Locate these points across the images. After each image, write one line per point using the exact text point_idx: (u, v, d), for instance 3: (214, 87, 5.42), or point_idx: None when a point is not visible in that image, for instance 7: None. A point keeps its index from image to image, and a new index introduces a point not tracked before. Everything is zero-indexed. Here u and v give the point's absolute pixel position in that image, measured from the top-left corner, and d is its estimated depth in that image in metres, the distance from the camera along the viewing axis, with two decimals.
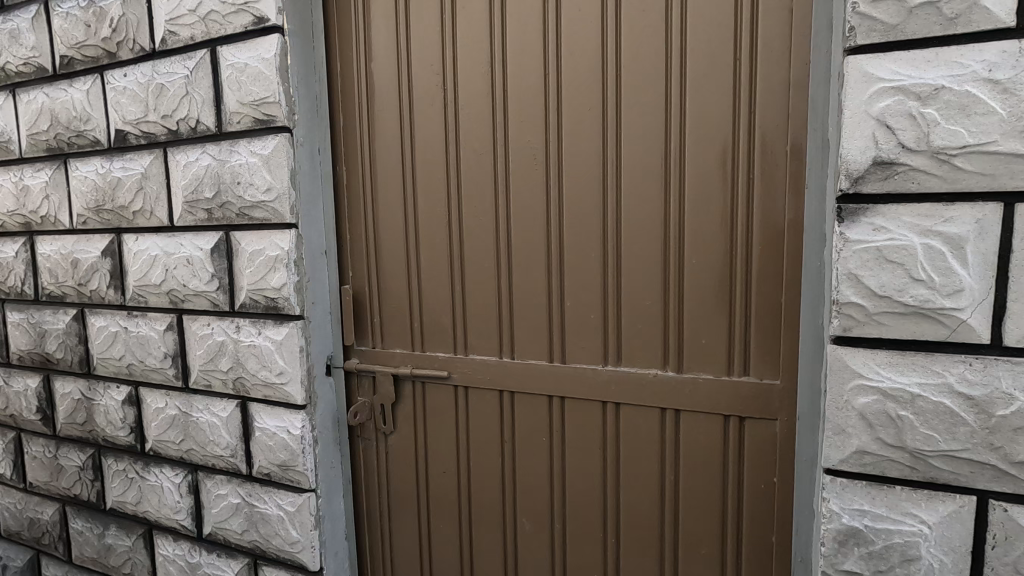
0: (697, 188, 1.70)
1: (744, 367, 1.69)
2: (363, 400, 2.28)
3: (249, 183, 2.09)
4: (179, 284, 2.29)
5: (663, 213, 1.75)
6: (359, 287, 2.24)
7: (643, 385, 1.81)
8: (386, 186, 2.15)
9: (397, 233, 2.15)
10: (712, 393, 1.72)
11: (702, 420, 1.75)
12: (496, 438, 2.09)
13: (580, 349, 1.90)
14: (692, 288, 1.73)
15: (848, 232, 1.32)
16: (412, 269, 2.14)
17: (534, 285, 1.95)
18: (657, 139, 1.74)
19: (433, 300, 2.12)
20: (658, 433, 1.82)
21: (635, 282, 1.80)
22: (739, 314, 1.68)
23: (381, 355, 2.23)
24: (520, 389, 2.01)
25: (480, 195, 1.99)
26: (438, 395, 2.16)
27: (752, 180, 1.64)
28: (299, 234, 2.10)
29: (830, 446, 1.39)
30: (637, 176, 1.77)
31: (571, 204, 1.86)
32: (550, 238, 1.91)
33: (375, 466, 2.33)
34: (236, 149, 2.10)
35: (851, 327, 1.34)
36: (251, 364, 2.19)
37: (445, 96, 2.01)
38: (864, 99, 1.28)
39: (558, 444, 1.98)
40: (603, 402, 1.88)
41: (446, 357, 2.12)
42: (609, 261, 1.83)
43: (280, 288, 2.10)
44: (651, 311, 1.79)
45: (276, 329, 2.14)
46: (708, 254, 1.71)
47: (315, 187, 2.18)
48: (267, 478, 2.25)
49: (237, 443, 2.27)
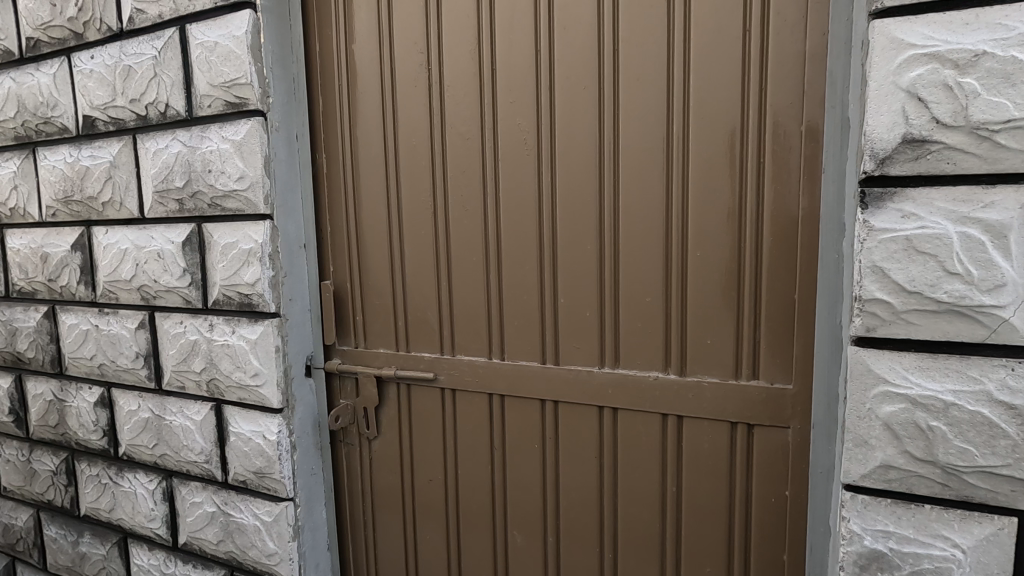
0: (702, 175, 1.56)
1: (753, 370, 1.54)
2: (345, 403, 2.14)
3: (220, 171, 1.95)
4: (150, 279, 2.15)
5: (664, 203, 1.60)
6: (341, 283, 2.10)
7: (642, 389, 1.67)
8: (368, 174, 2.00)
9: (380, 226, 2.01)
10: (718, 398, 1.58)
11: (707, 427, 1.61)
12: (486, 445, 1.95)
13: (574, 350, 1.76)
14: (696, 285, 1.59)
15: (873, 219, 1.17)
16: (396, 264, 2.00)
17: (525, 281, 1.81)
18: (658, 122, 1.59)
19: (418, 297, 1.98)
20: (658, 441, 1.67)
21: (634, 278, 1.66)
22: (748, 313, 1.54)
23: (364, 355, 2.09)
24: (510, 393, 1.87)
25: (467, 184, 1.85)
26: (424, 398, 2.03)
27: (763, 166, 1.50)
28: (275, 226, 1.96)
29: (849, 459, 1.25)
30: (636, 162, 1.62)
31: (564, 194, 1.72)
32: (543, 230, 1.76)
33: (359, 473, 2.19)
34: (207, 135, 1.96)
35: (875, 327, 1.19)
36: (225, 364, 2.05)
37: (430, 77, 1.87)
38: (892, 69, 1.13)
39: (552, 452, 1.84)
40: (600, 407, 1.74)
41: (431, 358, 1.98)
42: (606, 254, 1.69)
43: (253, 283, 1.96)
44: (650, 309, 1.65)
45: (250, 328, 2.00)
46: (713, 248, 1.56)
47: (293, 176, 2.04)
48: (243, 486, 2.12)
49: (212, 449, 2.14)
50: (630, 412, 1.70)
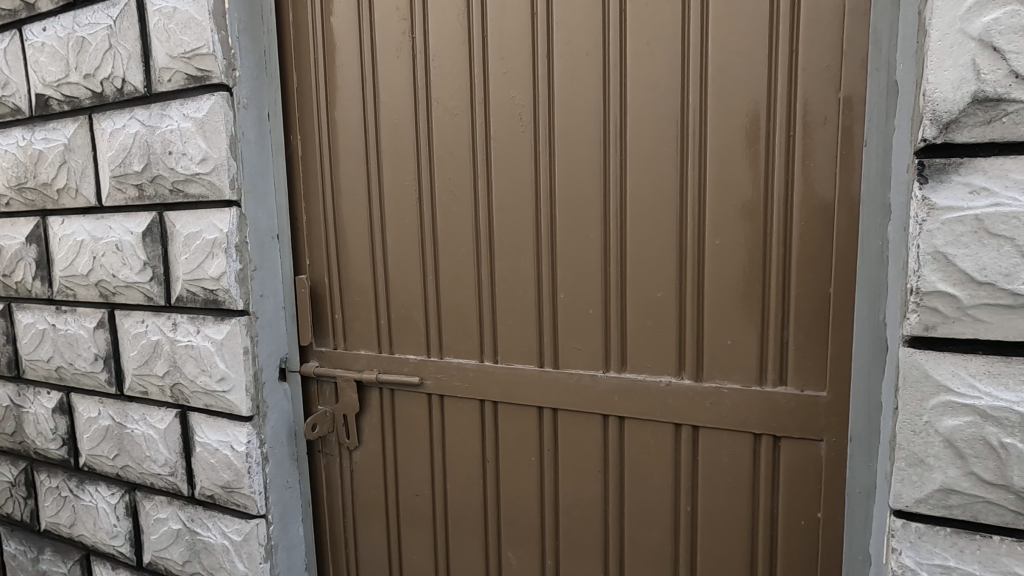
0: (722, 153, 1.36)
1: (780, 375, 1.35)
2: (323, 410, 1.94)
3: (182, 153, 1.76)
4: (108, 274, 1.96)
5: (678, 185, 1.41)
6: (318, 277, 1.91)
7: (652, 396, 1.47)
8: (347, 157, 1.81)
9: (360, 214, 1.81)
10: (739, 407, 1.39)
11: (727, 440, 1.42)
12: (477, 457, 1.76)
13: (576, 351, 1.57)
14: (714, 279, 1.40)
15: (934, 196, 0.98)
16: (378, 256, 1.81)
17: (521, 274, 1.61)
18: (671, 92, 1.40)
19: (402, 293, 1.79)
20: (672, 454, 1.48)
21: (643, 270, 1.47)
22: (774, 310, 1.35)
23: (343, 357, 1.90)
24: (504, 400, 1.67)
25: (456, 166, 1.65)
26: (409, 405, 1.83)
27: (792, 141, 1.30)
28: (242, 214, 1.77)
29: (901, 481, 1.06)
30: (645, 139, 1.43)
31: (564, 176, 1.52)
32: (540, 217, 1.57)
33: (339, 487, 2.00)
34: (167, 113, 1.77)
35: (935, 325, 1.00)
36: (190, 368, 1.85)
37: (414, 45, 1.67)
38: (960, 13, 0.93)
39: (550, 466, 1.65)
40: (605, 415, 1.55)
41: (417, 360, 1.78)
42: (611, 243, 1.50)
43: (218, 278, 1.77)
44: (661, 305, 1.46)
45: (216, 327, 1.81)
46: (734, 236, 1.37)
47: (264, 159, 1.84)
48: (211, 502, 1.93)
49: (176, 460, 1.95)
50: (639, 421, 1.51)
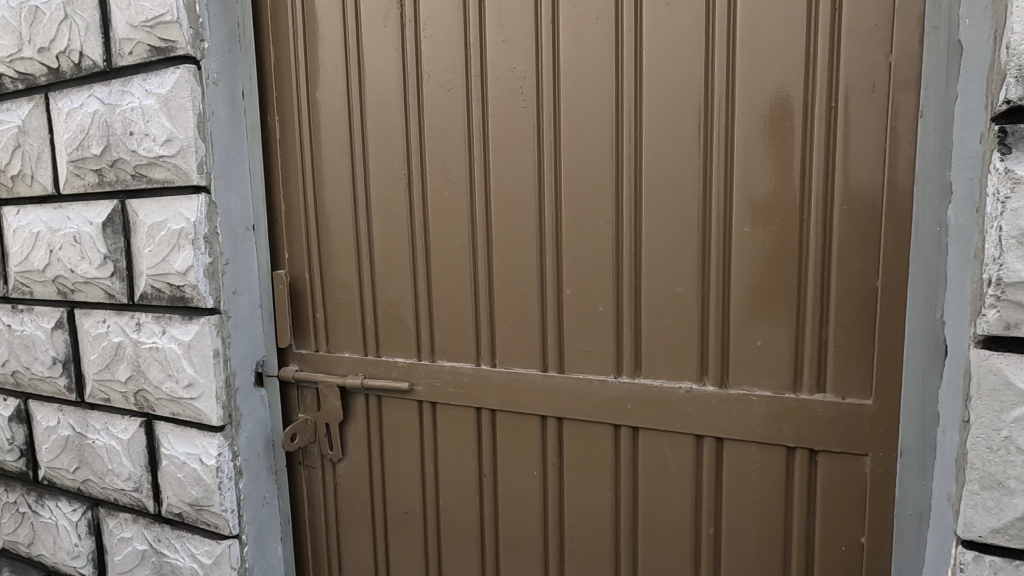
0: (751, 129, 1.20)
1: (818, 381, 1.19)
2: (304, 418, 1.77)
3: (144, 133, 1.58)
4: (66, 268, 1.77)
5: (701, 166, 1.25)
6: (297, 272, 1.73)
7: (671, 404, 1.31)
8: (329, 139, 1.64)
9: (344, 202, 1.64)
10: (771, 417, 1.22)
11: (757, 454, 1.25)
12: (473, 471, 1.59)
13: (584, 354, 1.40)
14: (742, 272, 1.24)
15: (1020, 170, 0.83)
16: (363, 249, 1.64)
17: (522, 267, 1.44)
18: (694, 61, 1.23)
19: (389, 289, 1.62)
20: (693, 469, 1.32)
21: (660, 263, 1.30)
22: (810, 306, 1.19)
23: (326, 360, 1.72)
24: (503, 408, 1.50)
25: (449, 147, 1.48)
26: (398, 413, 1.66)
27: (833, 113, 1.14)
28: (212, 202, 1.60)
29: (974, 507, 0.90)
30: (663, 113, 1.27)
31: (571, 156, 1.36)
32: (543, 203, 1.40)
33: (322, 503, 1.82)
34: (128, 89, 1.59)
35: (1020, 323, 0.85)
36: (154, 373, 1.67)
37: (403, 13, 1.50)
38: None
39: (554, 480, 1.49)
40: (616, 425, 1.38)
41: (406, 364, 1.61)
42: (624, 231, 1.33)
43: (184, 272, 1.59)
44: (680, 301, 1.29)
45: (182, 327, 1.63)
46: (765, 223, 1.21)
47: (237, 141, 1.67)
48: (179, 520, 1.75)
49: (141, 474, 1.76)
50: (655, 432, 1.34)
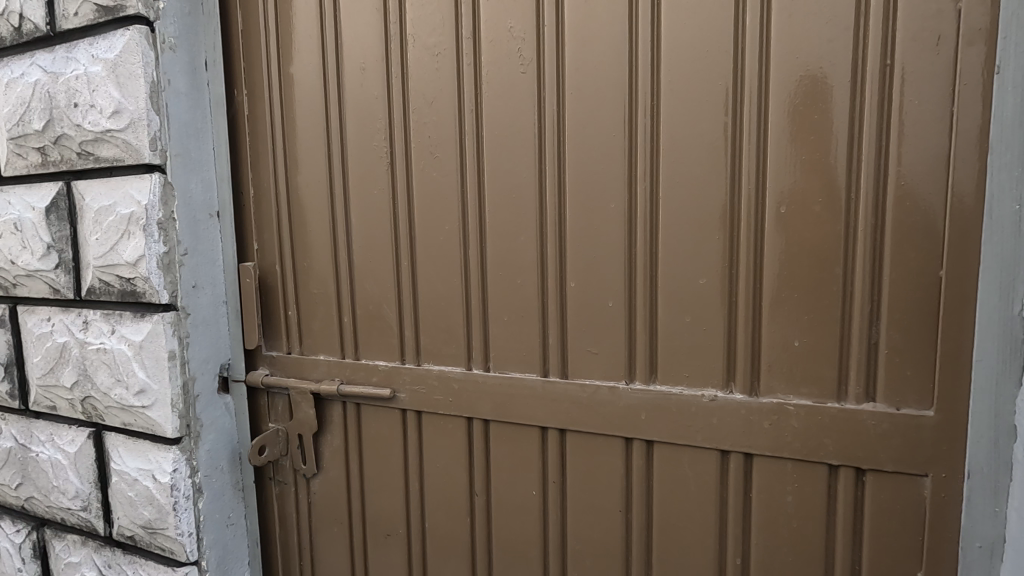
0: (788, 93, 1.03)
1: (866, 389, 1.02)
2: (275, 428, 1.58)
3: (90, 104, 1.39)
4: (6, 260, 1.57)
5: (728, 137, 1.08)
6: (268, 265, 1.55)
7: (693, 414, 1.13)
8: (303, 113, 1.46)
9: (318, 186, 1.46)
10: (811, 431, 1.05)
11: (793, 474, 1.08)
12: (463, 489, 1.40)
13: (591, 356, 1.22)
14: (776, 261, 1.06)
15: None
16: (340, 237, 1.45)
17: (520, 257, 1.26)
18: (722, 15, 1.06)
19: (369, 283, 1.43)
20: (716, 489, 1.14)
21: (679, 251, 1.13)
22: (859, 301, 1.01)
23: (300, 363, 1.54)
24: (498, 418, 1.32)
25: (437, 121, 1.30)
26: (379, 424, 1.48)
27: (886, 72, 0.97)
28: (167, 183, 1.40)
29: None
30: (685, 77, 1.09)
31: (577, 129, 1.18)
32: (544, 184, 1.23)
33: (294, 523, 1.63)
34: (73, 56, 1.40)
35: None
36: (102, 377, 1.47)
37: None
38: None
39: (555, 501, 1.31)
40: (627, 438, 1.20)
41: (388, 368, 1.43)
42: (638, 215, 1.16)
43: (135, 263, 1.39)
44: (703, 296, 1.12)
45: (133, 326, 1.43)
46: (805, 204, 1.04)
47: (199, 116, 1.48)
48: (132, 544, 1.55)
49: (90, 492, 1.56)
50: (673, 446, 1.16)
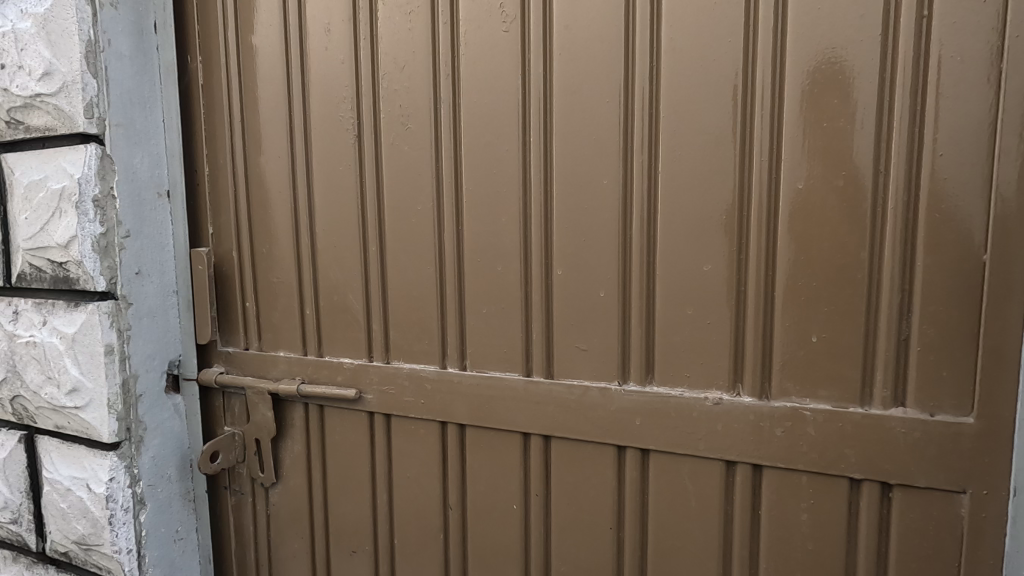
0: (808, 51, 0.90)
1: (895, 392, 0.88)
2: (230, 432, 1.43)
3: (18, 66, 1.24)
4: None
5: (739, 103, 0.94)
6: (224, 251, 1.40)
7: (694, 420, 0.99)
8: (263, 81, 1.31)
9: (279, 162, 1.31)
10: (830, 441, 0.91)
11: (808, 489, 0.94)
12: (436, 502, 1.26)
13: (581, 353, 1.08)
14: (791, 246, 0.93)
15: None
16: (303, 219, 1.31)
17: (501, 240, 1.12)
18: None
19: (334, 271, 1.28)
20: (721, 505, 1.01)
21: (679, 234, 0.99)
22: (887, 291, 0.88)
23: (258, 360, 1.39)
24: (474, 423, 1.18)
25: (410, 87, 1.16)
26: (344, 428, 1.33)
27: (923, 26, 0.84)
28: (106, 157, 1.25)
29: None
30: (690, 34, 0.96)
31: (565, 95, 1.05)
32: (529, 158, 1.09)
33: (251, 537, 1.47)
34: (2, 11, 1.25)
35: None
36: (32, 374, 1.32)
37: None
38: None
39: (538, 517, 1.16)
40: (620, 446, 1.06)
41: (354, 365, 1.28)
42: (633, 192, 1.02)
43: (67, 246, 1.23)
44: (707, 284, 0.98)
45: (66, 317, 1.27)
46: (826, 179, 0.90)
47: (146, 83, 1.33)
48: (66, 561, 1.39)
49: (19, 503, 1.40)
50: (671, 456, 1.03)
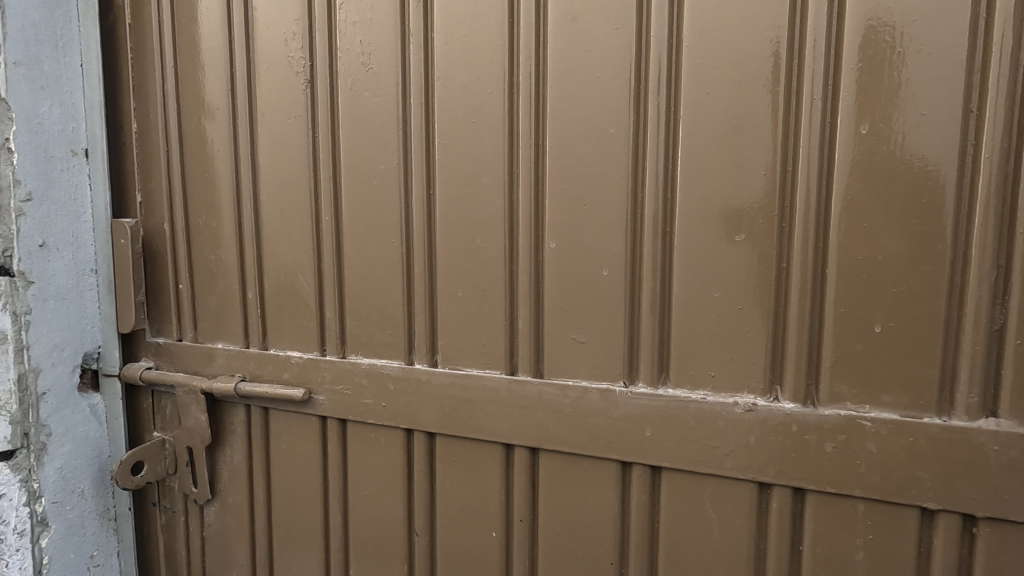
0: None
1: (984, 399, 0.69)
2: (160, 439, 1.20)
3: None
4: None
5: (785, 29, 0.74)
6: (153, 223, 1.17)
7: (720, 431, 0.79)
8: (200, 17, 1.08)
9: (217, 115, 1.09)
10: (896, 460, 0.71)
11: (865, 519, 0.74)
12: (400, 526, 1.04)
13: (578, 346, 0.87)
14: (848, 212, 0.73)
15: None
16: (245, 185, 1.09)
17: (481, 207, 0.91)
18: None
19: (281, 247, 1.07)
20: (751, 538, 0.80)
21: (704, 198, 0.79)
22: (975, 268, 0.68)
23: (192, 353, 1.16)
24: (445, 431, 0.96)
25: (373, 21, 0.95)
26: (292, 436, 1.11)
27: None
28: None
29: None
30: None
31: (563, 26, 0.84)
32: (517, 106, 0.88)
33: (183, 563, 1.24)
34: None
35: None
36: None
37: None
38: None
39: (523, 548, 0.95)
40: (625, 462, 0.86)
41: (303, 360, 1.06)
42: (646, 148, 0.82)
43: None
44: (738, 260, 0.78)
45: None
46: (897, 122, 0.70)
47: (58, 17, 1.11)
48: None
49: None
50: (690, 475, 0.82)
